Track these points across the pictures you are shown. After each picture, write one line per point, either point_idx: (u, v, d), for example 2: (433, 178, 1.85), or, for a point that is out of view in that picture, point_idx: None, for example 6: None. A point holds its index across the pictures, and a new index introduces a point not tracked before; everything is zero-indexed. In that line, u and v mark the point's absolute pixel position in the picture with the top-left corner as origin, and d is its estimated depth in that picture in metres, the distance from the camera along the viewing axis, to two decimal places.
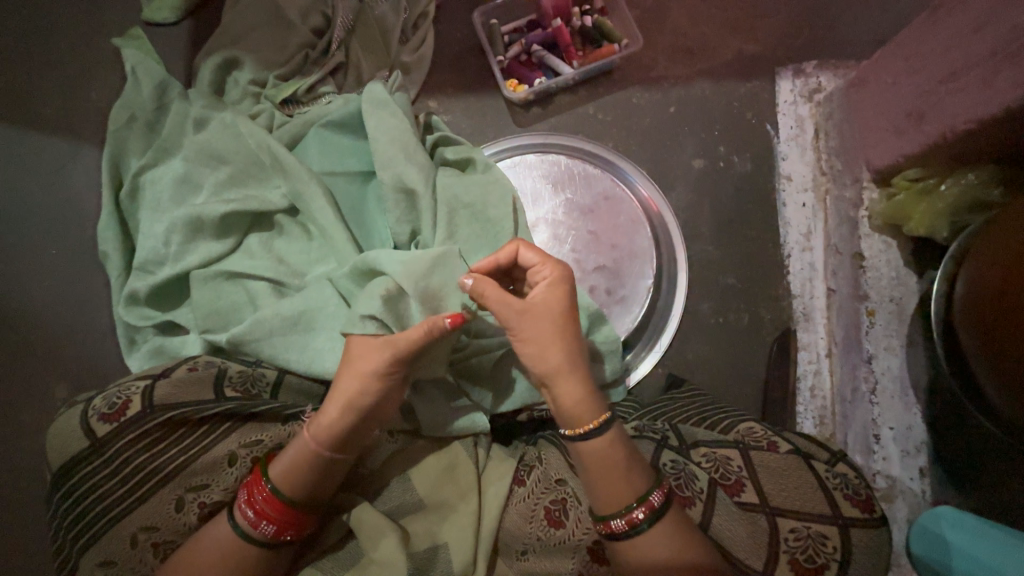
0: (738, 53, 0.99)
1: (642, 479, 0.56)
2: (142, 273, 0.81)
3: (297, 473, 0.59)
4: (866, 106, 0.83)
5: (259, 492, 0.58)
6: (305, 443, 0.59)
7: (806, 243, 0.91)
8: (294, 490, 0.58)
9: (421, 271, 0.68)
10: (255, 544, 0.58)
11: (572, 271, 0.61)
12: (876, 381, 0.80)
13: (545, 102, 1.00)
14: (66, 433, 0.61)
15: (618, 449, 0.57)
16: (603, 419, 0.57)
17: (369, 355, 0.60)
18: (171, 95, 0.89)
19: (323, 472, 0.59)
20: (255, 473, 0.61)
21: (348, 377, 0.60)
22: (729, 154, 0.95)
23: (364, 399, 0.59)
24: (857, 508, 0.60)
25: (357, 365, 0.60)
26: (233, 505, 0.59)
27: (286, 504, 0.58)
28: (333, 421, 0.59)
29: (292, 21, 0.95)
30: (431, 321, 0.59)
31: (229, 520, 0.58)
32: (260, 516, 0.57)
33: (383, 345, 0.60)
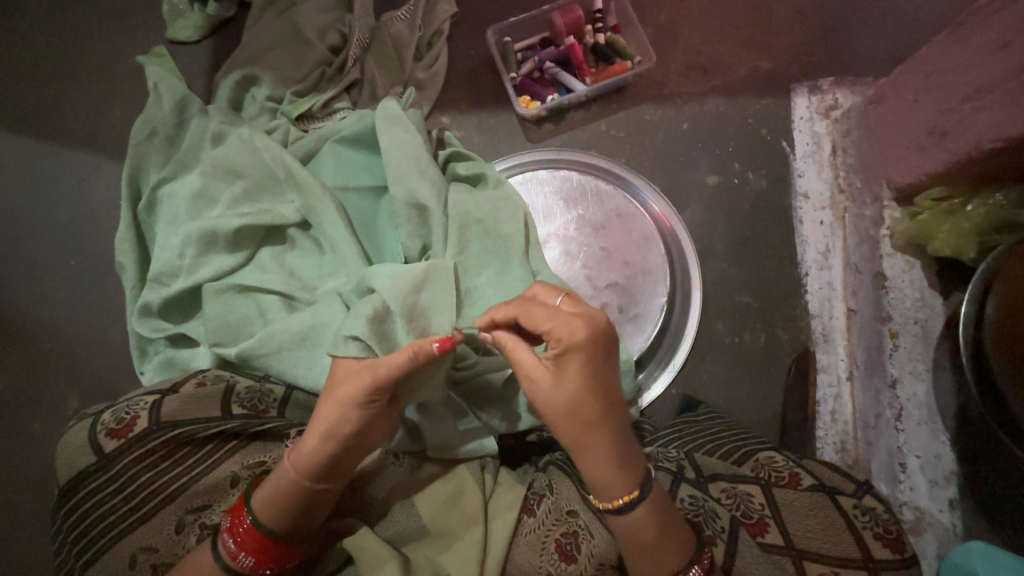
0: (753, 70, 0.98)
1: (677, 554, 0.52)
2: (156, 285, 0.81)
3: (277, 504, 0.57)
4: (886, 123, 0.82)
5: (241, 522, 0.56)
6: (285, 473, 0.57)
7: (825, 262, 0.89)
8: (275, 521, 0.57)
9: (408, 286, 0.68)
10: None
11: (602, 327, 0.53)
12: (900, 407, 0.77)
13: (557, 118, 1.00)
14: (73, 447, 0.61)
15: (650, 520, 0.52)
16: (634, 496, 0.52)
17: (350, 381, 0.58)
18: (191, 110, 0.91)
19: (304, 502, 0.58)
20: (239, 499, 0.59)
21: (328, 405, 0.58)
22: (743, 170, 0.94)
23: (344, 427, 0.57)
24: (888, 548, 0.57)
25: (338, 392, 0.58)
26: (217, 533, 0.58)
27: (267, 536, 0.56)
28: (313, 450, 0.57)
29: (310, 39, 0.97)
30: (413, 346, 0.57)
31: (212, 550, 0.56)
32: (240, 547, 0.56)
33: (364, 372, 0.58)
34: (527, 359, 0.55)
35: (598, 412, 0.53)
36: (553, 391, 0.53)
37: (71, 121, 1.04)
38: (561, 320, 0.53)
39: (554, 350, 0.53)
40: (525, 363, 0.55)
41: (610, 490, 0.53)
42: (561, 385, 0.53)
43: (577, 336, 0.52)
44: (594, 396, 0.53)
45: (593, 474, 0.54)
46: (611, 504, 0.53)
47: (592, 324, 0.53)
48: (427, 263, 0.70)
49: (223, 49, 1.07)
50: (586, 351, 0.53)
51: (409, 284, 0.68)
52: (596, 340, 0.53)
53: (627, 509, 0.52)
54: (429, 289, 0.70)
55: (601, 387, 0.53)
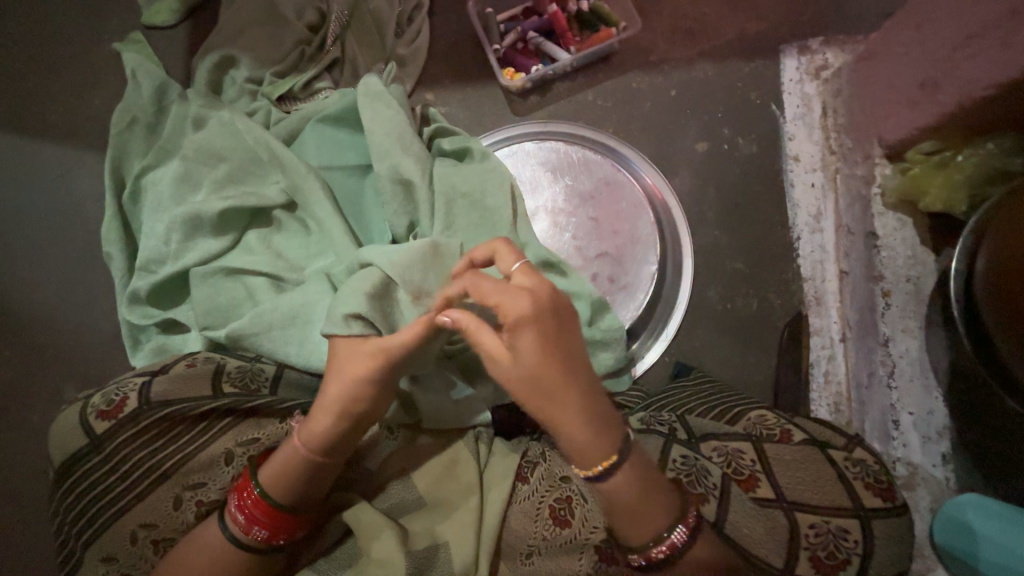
0: (741, 33, 0.96)
1: (663, 516, 0.51)
2: (144, 273, 0.81)
3: (284, 476, 0.57)
4: (876, 79, 0.80)
5: (249, 495, 0.57)
6: (293, 446, 0.58)
7: (816, 225, 0.88)
8: (281, 493, 0.57)
9: (409, 262, 0.67)
10: (248, 550, 0.57)
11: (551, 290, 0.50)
12: (893, 364, 0.77)
13: (543, 90, 0.98)
14: (65, 432, 0.61)
15: (627, 482, 0.51)
16: (612, 461, 0.50)
17: (357, 356, 0.58)
18: (171, 96, 0.89)
19: (312, 476, 0.58)
20: (244, 476, 0.59)
21: (337, 381, 0.58)
22: (733, 136, 0.93)
23: (357, 402, 0.57)
24: (878, 497, 0.58)
25: (345, 370, 0.58)
26: (222, 508, 0.58)
27: (274, 509, 0.57)
28: (323, 426, 0.57)
29: (288, 18, 0.95)
30: (425, 319, 0.55)
31: (219, 522, 0.57)
32: (251, 521, 0.57)
33: (375, 345, 0.57)
34: (490, 341, 0.51)
35: (565, 385, 0.49)
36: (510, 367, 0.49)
37: (50, 113, 1.02)
38: (507, 295, 0.49)
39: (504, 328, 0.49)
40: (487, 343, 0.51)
41: (586, 460, 0.50)
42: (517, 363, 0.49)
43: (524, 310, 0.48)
44: (557, 365, 0.49)
45: (570, 444, 0.50)
46: (590, 471, 0.50)
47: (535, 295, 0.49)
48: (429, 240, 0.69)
49: (201, 33, 1.05)
50: (539, 320, 0.49)
51: (406, 260, 0.67)
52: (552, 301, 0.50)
53: (607, 475, 0.50)
54: (419, 265, 0.68)
55: (562, 360, 0.49)
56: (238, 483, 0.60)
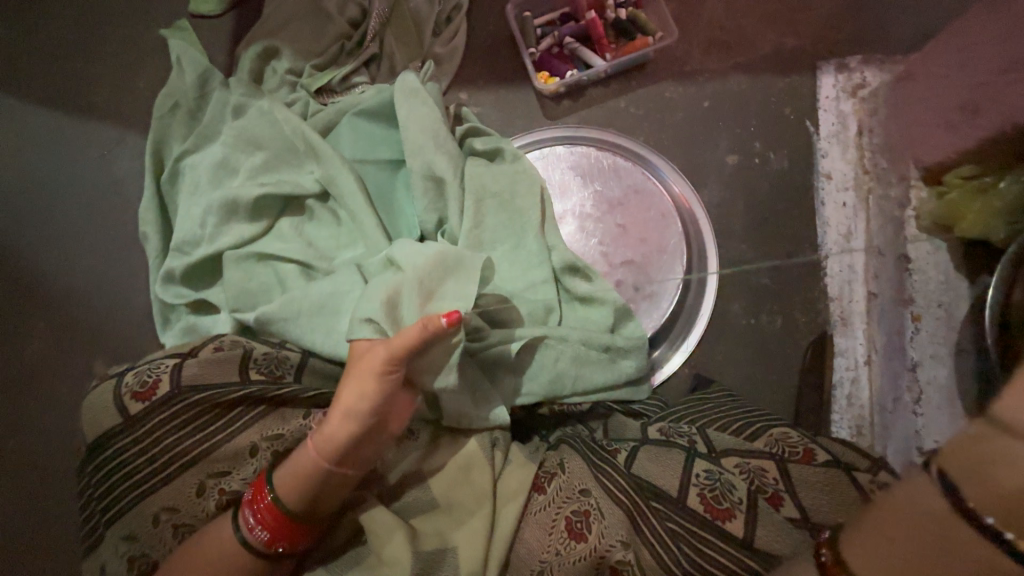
0: (778, 47, 0.96)
1: None
2: (179, 253, 0.83)
3: (295, 481, 0.58)
4: (915, 100, 0.79)
5: (262, 499, 0.58)
6: (305, 450, 0.59)
7: (846, 245, 0.87)
8: (290, 498, 0.58)
9: (428, 269, 0.67)
10: (250, 551, 0.58)
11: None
12: (921, 391, 0.74)
13: (576, 95, 0.99)
14: (99, 407, 0.63)
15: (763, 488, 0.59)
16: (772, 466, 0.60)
17: (364, 360, 0.59)
18: (214, 83, 0.92)
19: (321, 482, 0.58)
20: (258, 479, 0.61)
21: (345, 386, 0.59)
22: (765, 151, 0.92)
23: (364, 406, 0.58)
24: None
25: (355, 373, 0.59)
26: (238, 506, 0.60)
27: (284, 514, 0.58)
28: (334, 430, 0.58)
29: (330, 13, 0.97)
30: (425, 319, 0.58)
31: (232, 521, 0.58)
32: (258, 523, 0.58)
33: (380, 348, 0.59)
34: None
35: None
36: None
37: (98, 93, 1.05)
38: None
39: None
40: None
41: None
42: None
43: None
44: None
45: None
46: None
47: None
48: (441, 248, 0.69)
49: (245, 23, 1.08)
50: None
51: (423, 267, 0.67)
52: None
53: None
54: (437, 274, 0.68)
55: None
56: (253, 483, 0.61)
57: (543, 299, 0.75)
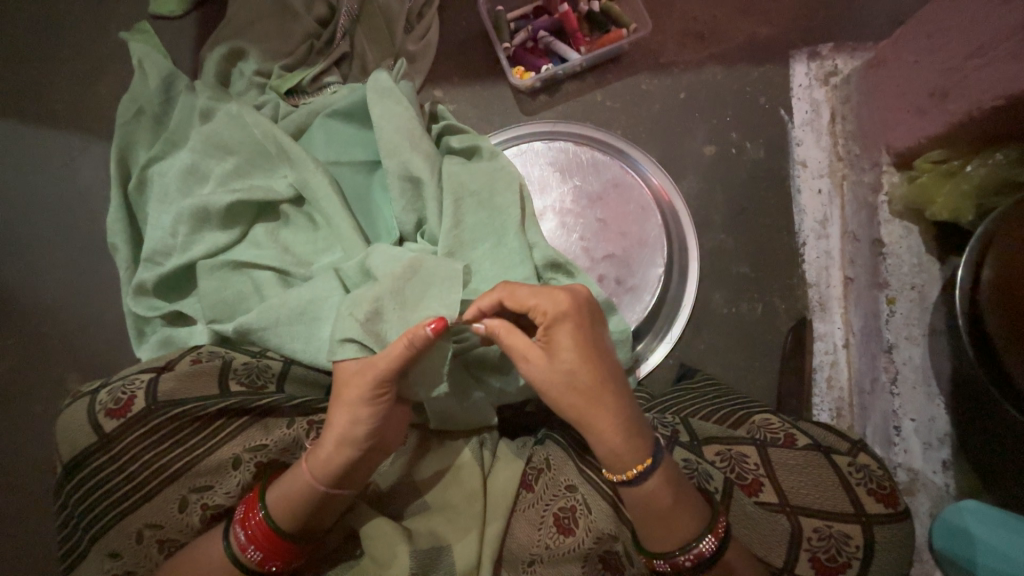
0: (751, 37, 0.96)
1: (692, 525, 0.53)
2: (149, 265, 0.81)
3: (292, 507, 0.57)
4: (885, 87, 0.80)
5: (254, 514, 0.57)
6: (302, 476, 0.57)
7: (823, 231, 0.89)
8: (290, 524, 0.57)
9: (400, 273, 0.65)
10: (240, 568, 0.57)
11: (571, 304, 0.56)
12: (896, 371, 0.78)
13: (552, 90, 0.98)
14: (72, 427, 0.60)
15: (664, 488, 0.53)
16: (648, 463, 0.53)
17: (355, 380, 0.58)
18: (178, 87, 0.89)
19: (321, 506, 0.57)
20: (253, 494, 0.59)
21: (339, 408, 0.57)
22: (741, 140, 0.93)
23: (358, 427, 0.57)
24: (881, 503, 0.58)
25: (345, 395, 0.57)
26: (229, 522, 0.59)
27: (276, 534, 0.56)
28: (332, 455, 0.57)
29: (297, 11, 0.95)
30: (410, 332, 0.55)
31: (222, 539, 0.57)
32: (250, 541, 0.57)
33: (369, 365, 0.57)
34: (566, 342, 0.55)
35: (602, 389, 0.54)
36: (552, 372, 0.54)
37: (56, 101, 1.01)
38: (545, 294, 0.56)
39: (541, 325, 0.56)
40: (519, 346, 0.55)
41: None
42: (556, 361, 0.54)
43: (562, 306, 0.55)
44: (603, 389, 0.54)
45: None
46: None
47: (560, 299, 0.56)
48: (414, 255, 0.66)
49: (209, 24, 1.05)
50: (571, 318, 0.55)
51: (394, 278, 0.65)
52: (579, 308, 0.56)
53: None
54: (414, 280, 0.66)
55: (595, 356, 0.55)
56: (247, 497, 0.60)
57: None
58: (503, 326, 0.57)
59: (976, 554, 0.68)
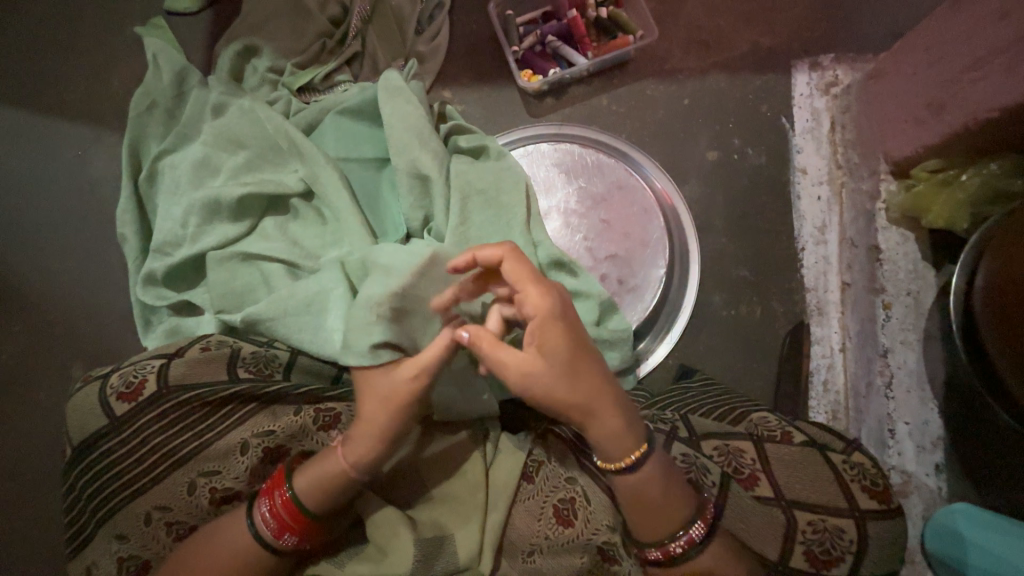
0: (754, 47, 0.98)
1: (682, 514, 0.55)
2: (159, 254, 0.82)
3: (327, 494, 0.58)
4: (884, 97, 0.82)
5: (280, 495, 0.58)
6: (338, 466, 0.58)
7: (821, 237, 0.90)
8: (322, 508, 0.58)
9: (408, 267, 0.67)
10: (264, 544, 0.58)
11: (555, 302, 0.55)
12: (891, 375, 0.79)
13: (559, 93, 1.00)
14: (84, 410, 0.62)
15: (655, 478, 0.55)
16: (643, 450, 0.55)
17: (394, 379, 0.58)
18: (191, 82, 0.90)
19: (354, 490, 0.59)
20: (276, 477, 0.60)
21: (378, 406, 0.58)
22: (743, 147, 0.95)
23: (399, 422, 0.58)
24: (875, 500, 0.60)
25: (386, 395, 0.57)
26: (250, 504, 0.59)
27: (307, 515, 0.58)
28: (371, 448, 0.58)
29: (311, 10, 0.97)
30: (450, 334, 0.56)
31: (247, 518, 0.58)
32: (279, 521, 0.58)
33: (410, 366, 0.57)
34: (552, 340, 0.54)
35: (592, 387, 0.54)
36: (538, 375, 0.53)
37: (69, 93, 1.03)
38: (532, 293, 0.55)
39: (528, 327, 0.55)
40: (504, 357, 0.54)
41: None
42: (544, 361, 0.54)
43: (541, 305, 0.55)
44: (591, 386, 0.54)
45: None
46: None
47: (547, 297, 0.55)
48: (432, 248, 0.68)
49: (222, 21, 1.06)
50: (553, 316, 0.55)
51: (404, 271, 0.66)
52: (563, 306, 0.56)
53: None
54: (424, 275, 0.67)
55: (583, 354, 0.55)
56: (264, 487, 0.60)
57: None
58: (486, 335, 0.55)
59: (967, 555, 0.70)
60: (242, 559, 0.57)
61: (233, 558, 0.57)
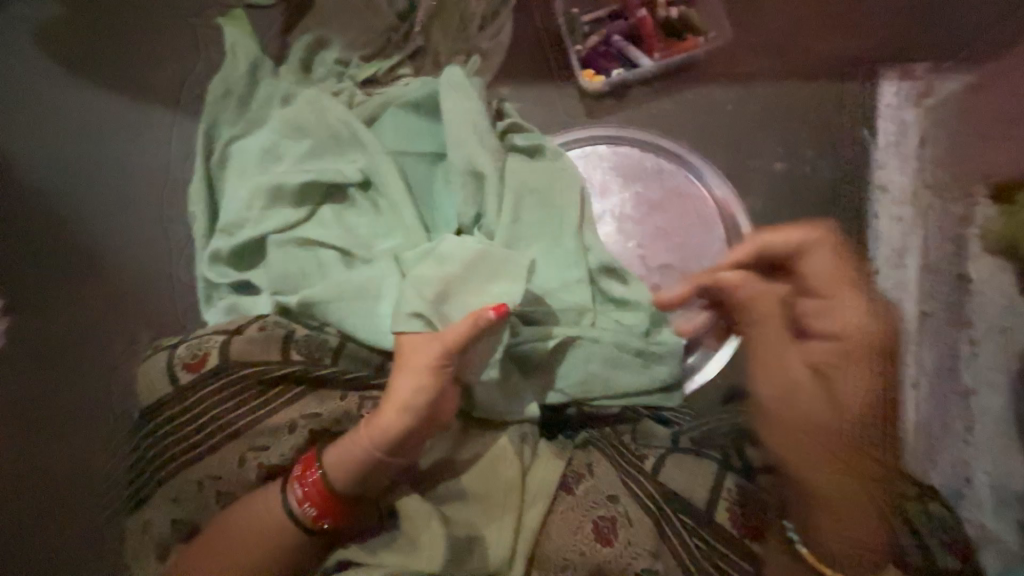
0: (836, 52, 0.92)
1: None
2: (224, 235, 0.86)
3: (349, 469, 0.59)
4: (985, 112, 0.75)
5: (311, 473, 0.60)
6: (361, 441, 0.60)
7: (899, 261, 0.84)
8: (345, 485, 0.60)
9: (463, 266, 0.67)
10: (295, 521, 0.59)
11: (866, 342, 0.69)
12: (973, 420, 0.72)
13: (620, 94, 0.97)
14: (153, 375, 0.66)
15: None
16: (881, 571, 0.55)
17: (420, 352, 0.61)
18: (263, 72, 0.94)
19: (376, 471, 0.60)
20: (309, 455, 0.62)
21: (403, 376, 0.61)
22: (815, 159, 0.89)
23: (419, 397, 0.60)
24: (948, 553, 0.56)
25: (410, 366, 0.61)
26: (285, 480, 0.62)
27: (332, 491, 0.59)
28: (392, 421, 0.59)
29: (379, 5, 0.99)
30: (476, 313, 0.61)
31: (281, 495, 0.60)
32: (306, 496, 0.60)
33: (435, 340, 0.61)
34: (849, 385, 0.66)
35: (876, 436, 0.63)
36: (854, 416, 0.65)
37: None
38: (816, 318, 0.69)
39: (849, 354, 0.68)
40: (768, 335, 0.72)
41: None
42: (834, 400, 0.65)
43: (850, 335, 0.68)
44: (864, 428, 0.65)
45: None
46: None
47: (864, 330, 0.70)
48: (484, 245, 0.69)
49: (295, 14, 1.11)
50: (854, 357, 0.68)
51: (458, 265, 0.67)
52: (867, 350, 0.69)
53: None
54: (478, 275, 0.68)
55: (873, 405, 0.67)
56: (303, 458, 0.62)
57: (577, 300, 0.73)
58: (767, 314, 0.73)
59: None
60: (272, 532, 0.59)
61: (269, 528, 0.59)
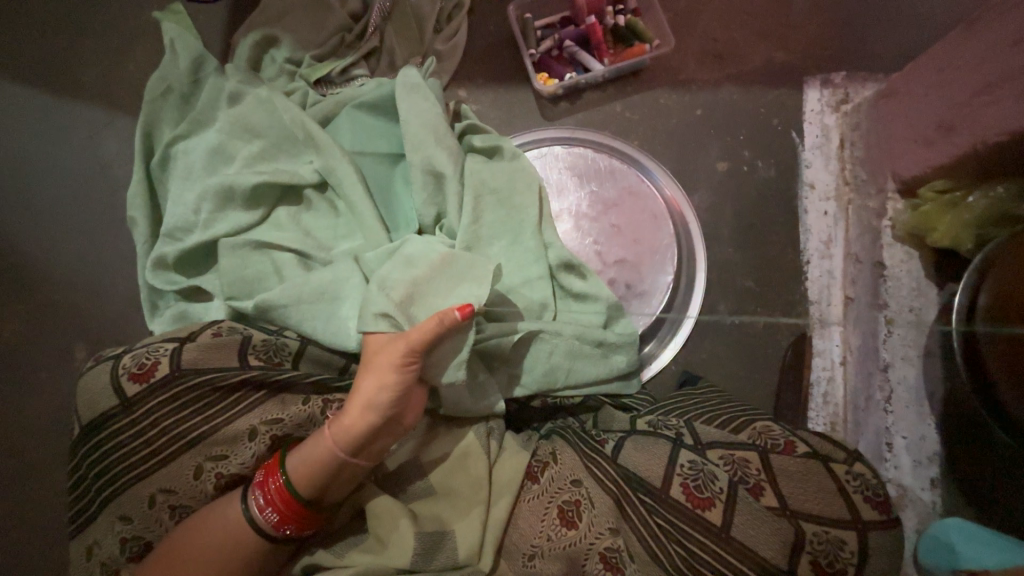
0: (768, 61, 1.00)
1: None
2: (170, 240, 0.82)
3: (312, 472, 0.58)
4: (893, 117, 0.84)
5: (273, 481, 0.59)
6: (324, 443, 0.59)
7: (826, 251, 0.93)
8: (307, 490, 0.58)
9: (428, 266, 0.68)
10: (256, 529, 0.58)
11: None
12: (890, 391, 0.80)
13: (574, 98, 1.01)
14: (95, 388, 0.62)
15: None
16: None
17: (384, 351, 0.61)
18: (207, 69, 0.90)
19: (338, 473, 0.59)
20: (272, 461, 0.61)
21: (367, 376, 0.60)
22: (753, 159, 0.96)
23: (382, 395, 0.59)
24: (876, 510, 0.61)
25: (374, 365, 0.60)
26: (245, 489, 0.60)
27: (293, 497, 0.58)
28: (355, 420, 0.59)
29: (331, 4, 0.98)
30: (441, 311, 0.60)
31: (241, 501, 0.59)
32: (268, 504, 0.58)
33: (400, 338, 0.61)
34: None
35: None
36: None
37: (83, 74, 1.02)
38: None
39: None
40: None
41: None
42: None
43: None
44: None
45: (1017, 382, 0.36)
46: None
47: None
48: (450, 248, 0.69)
49: (241, 10, 1.07)
50: None
51: (425, 268, 0.68)
52: None
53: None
54: (440, 274, 0.68)
55: None
56: (266, 463, 0.62)
57: (538, 296, 0.76)
58: None
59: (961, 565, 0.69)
60: (231, 543, 0.57)
61: (229, 540, 0.57)
